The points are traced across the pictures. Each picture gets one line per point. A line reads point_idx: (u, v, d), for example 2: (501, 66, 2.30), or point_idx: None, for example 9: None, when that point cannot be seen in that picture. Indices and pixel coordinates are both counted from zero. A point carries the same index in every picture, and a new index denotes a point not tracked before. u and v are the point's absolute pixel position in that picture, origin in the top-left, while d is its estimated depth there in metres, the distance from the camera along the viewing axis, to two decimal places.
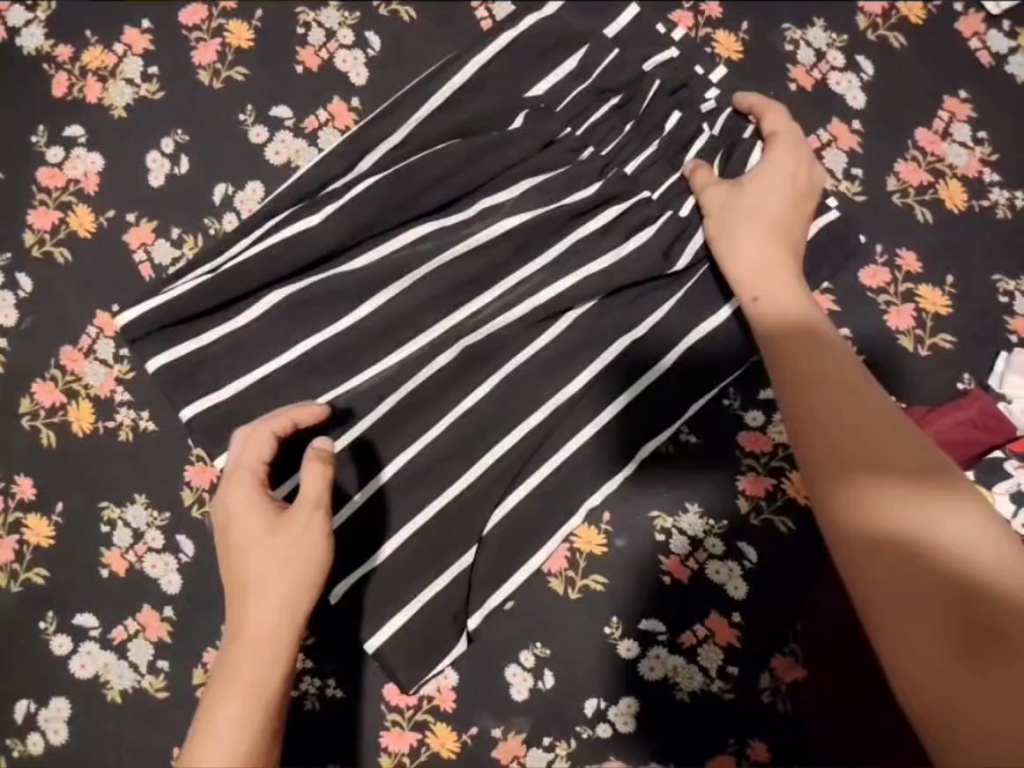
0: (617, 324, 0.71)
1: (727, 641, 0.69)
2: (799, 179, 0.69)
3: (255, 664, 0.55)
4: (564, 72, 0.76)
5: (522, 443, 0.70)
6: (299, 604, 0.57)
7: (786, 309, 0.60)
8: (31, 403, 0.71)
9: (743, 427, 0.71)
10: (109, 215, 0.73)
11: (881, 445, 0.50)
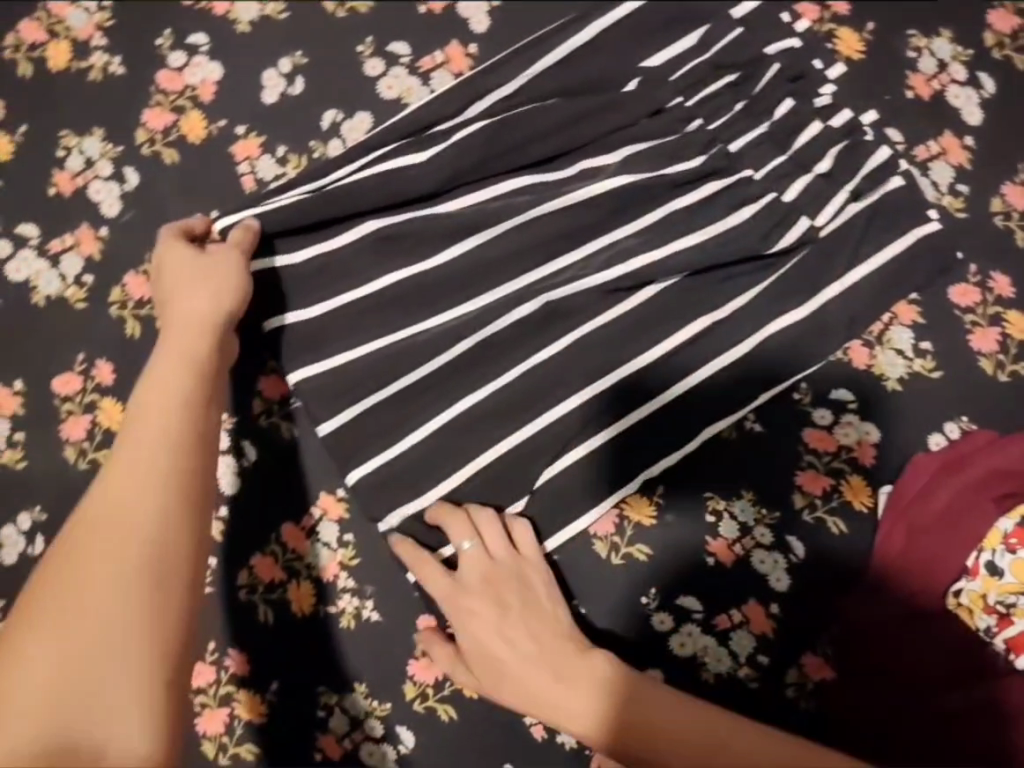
0: (700, 302, 0.71)
1: (761, 630, 0.70)
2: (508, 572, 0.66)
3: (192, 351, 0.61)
4: (684, 47, 0.77)
5: (592, 406, 0.69)
6: (222, 303, 0.65)
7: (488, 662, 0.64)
8: (122, 293, 0.73)
9: (810, 423, 0.72)
10: (220, 125, 0.74)
11: (614, 714, 0.60)
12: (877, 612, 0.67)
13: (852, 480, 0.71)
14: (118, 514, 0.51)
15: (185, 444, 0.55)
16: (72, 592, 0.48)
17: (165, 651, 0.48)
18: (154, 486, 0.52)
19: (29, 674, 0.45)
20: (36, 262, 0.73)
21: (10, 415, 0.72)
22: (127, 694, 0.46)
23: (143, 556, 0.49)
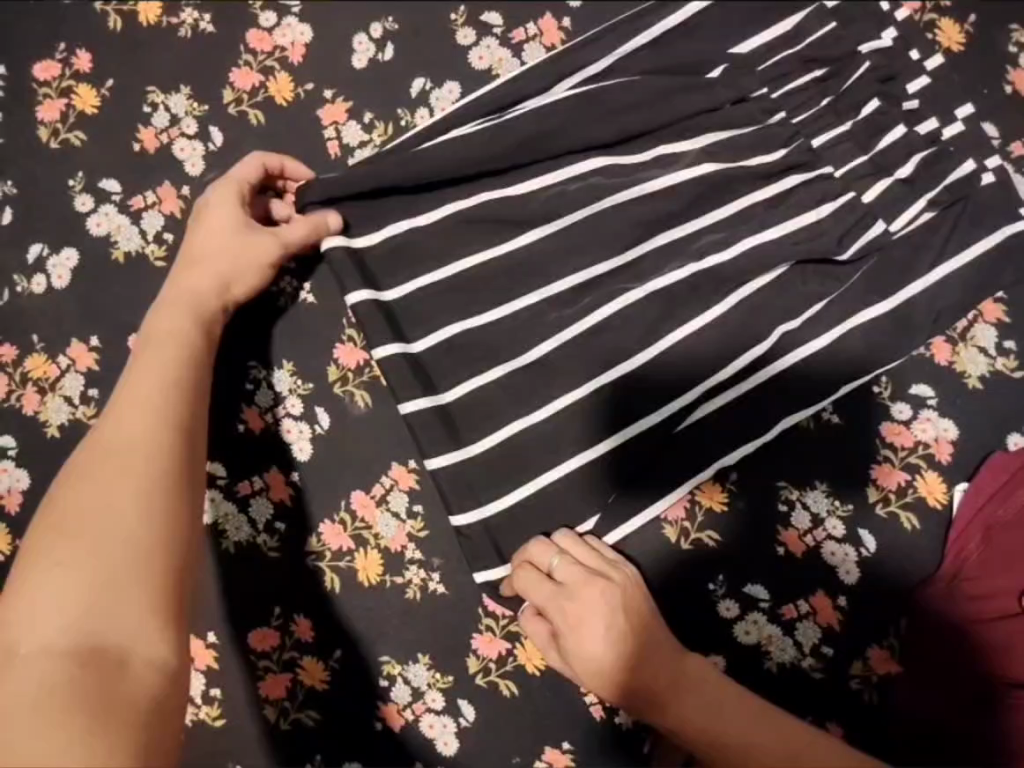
0: (786, 288, 0.70)
1: (828, 622, 0.70)
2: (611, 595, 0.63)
3: (187, 290, 0.64)
4: (774, 35, 0.76)
5: (678, 400, 0.68)
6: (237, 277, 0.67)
7: (589, 649, 0.61)
8: None
9: (888, 418, 0.71)
10: (308, 88, 0.75)
11: (678, 696, 0.59)
12: (947, 604, 0.66)
13: (928, 477, 0.71)
14: (129, 442, 0.52)
15: (189, 390, 0.57)
16: (90, 506, 0.48)
17: (177, 565, 0.48)
18: (163, 420, 0.54)
19: (53, 575, 0.45)
20: (117, 217, 0.73)
21: (85, 370, 0.72)
22: (145, 596, 0.46)
23: (156, 477, 0.50)
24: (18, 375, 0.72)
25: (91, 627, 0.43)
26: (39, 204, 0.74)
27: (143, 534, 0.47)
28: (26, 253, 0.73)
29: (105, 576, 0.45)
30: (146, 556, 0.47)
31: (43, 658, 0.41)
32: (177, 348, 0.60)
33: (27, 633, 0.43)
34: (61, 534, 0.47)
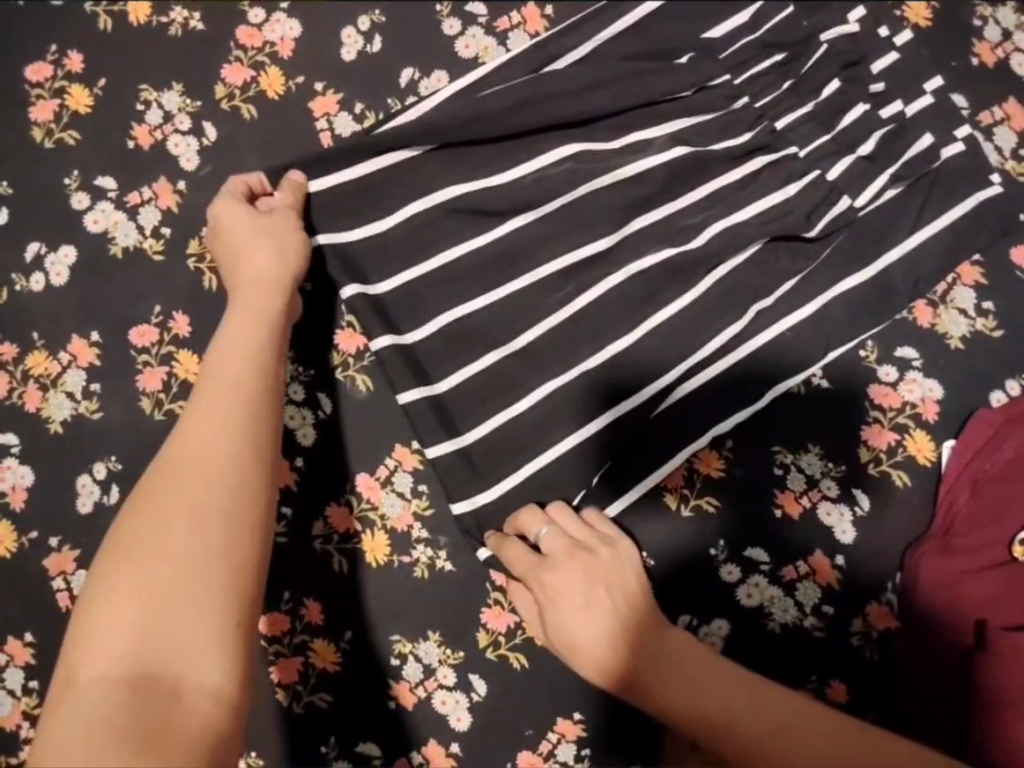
0: (770, 255, 0.73)
1: (827, 581, 0.71)
2: (594, 569, 0.64)
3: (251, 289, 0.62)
4: (734, 24, 0.78)
5: (667, 377, 0.70)
6: (285, 263, 0.64)
7: (567, 625, 0.63)
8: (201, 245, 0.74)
9: (875, 381, 0.74)
10: (298, 81, 0.76)
11: (663, 677, 0.60)
12: (939, 558, 0.68)
13: (917, 435, 0.73)
14: (201, 447, 0.49)
15: (262, 397, 0.53)
16: (153, 519, 0.46)
17: (243, 587, 0.46)
18: (239, 428, 0.51)
19: (113, 599, 0.44)
20: (114, 213, 0.74)
21: (86, 366, 0.73)
22: (205, 623, 0.44)
23: (232, 488, 0.48)
24: (19, 372, 0.73)
25: (147, 654, 0.43)
26: (36, 203, 0.74)
27: (204, 559, 0.45)
28: (23, 252, 0.74)
29: (161, 599, 0.44)
30: (208, 574, 0.45)
31: (97, 691, 0.41)
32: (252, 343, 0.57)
33: (89, 658, 0.43)
34: (121, 553, 0.45)
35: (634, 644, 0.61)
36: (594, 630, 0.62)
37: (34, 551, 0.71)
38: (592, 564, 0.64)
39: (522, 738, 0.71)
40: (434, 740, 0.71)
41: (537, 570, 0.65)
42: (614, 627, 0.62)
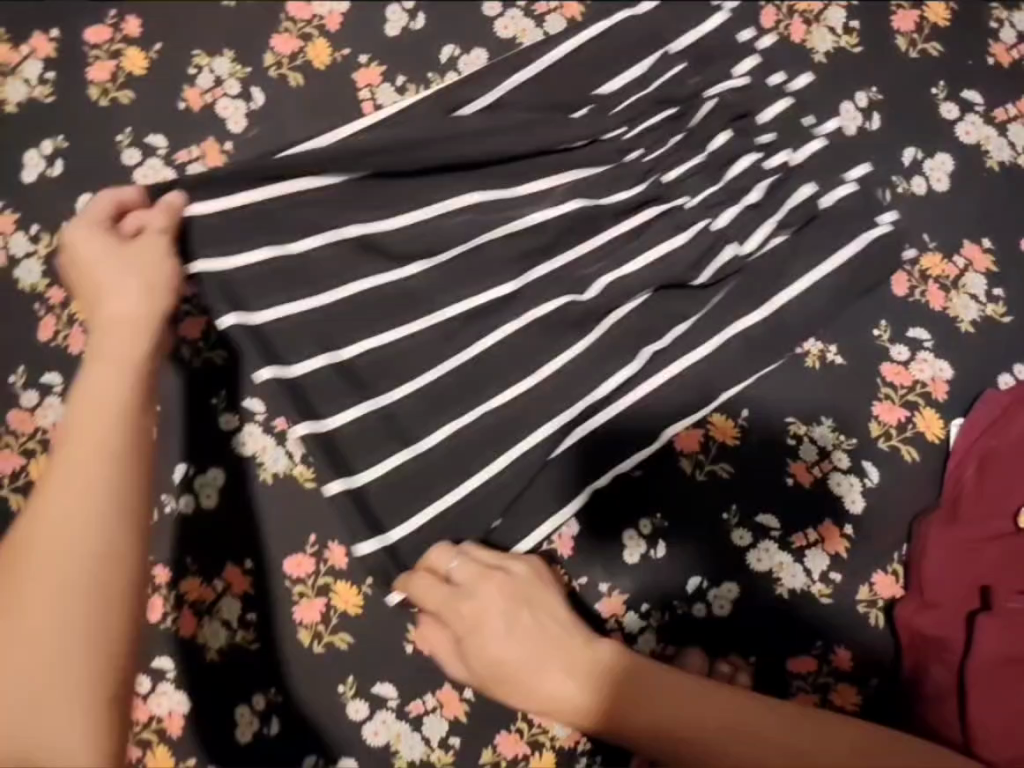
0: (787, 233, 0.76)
1: (835, 549, 0.74)
2: (509, 587, 0.64)
3: (122, 304, 0.57)
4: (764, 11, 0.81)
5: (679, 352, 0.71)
6: (155, 301, 0.58)
7: (497, 653, 0.62)
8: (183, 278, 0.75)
9: (887, 359, 0.76)
10: (344, 53, 0.80)
11: (628, 687, 0.59)
12: (947, 527, 0.70)
13: (926, 412, 0.75)
14: (56, 514, 0.49)
15: (124, 431, 0.52)
16: (15, 596, 0.48)
17: (92, 690, 0.48)
18: (102, 470, 0.50)
19: None
20: (162, 170, 0.78)
21: None
22: (72, 740, 0.47)
23: (96, 549, 0.49)
24: (64, 316, 0.75)
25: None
26: (89, 157, 0.78)
27: (78, 603, 0.48)
28: (74, 202, 0.77)
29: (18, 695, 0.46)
30: (68, 650, 0.47)
31: None
32: (120, 377, 0.54)
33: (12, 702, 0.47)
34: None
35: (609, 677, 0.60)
36: (521, 648, 0.62)
37: None
38: (519, 596, 0.64)
39: None
40: (448, 685, 0.72)
41: (450, 599, 0.64)
42: (544, 642, 0.62)
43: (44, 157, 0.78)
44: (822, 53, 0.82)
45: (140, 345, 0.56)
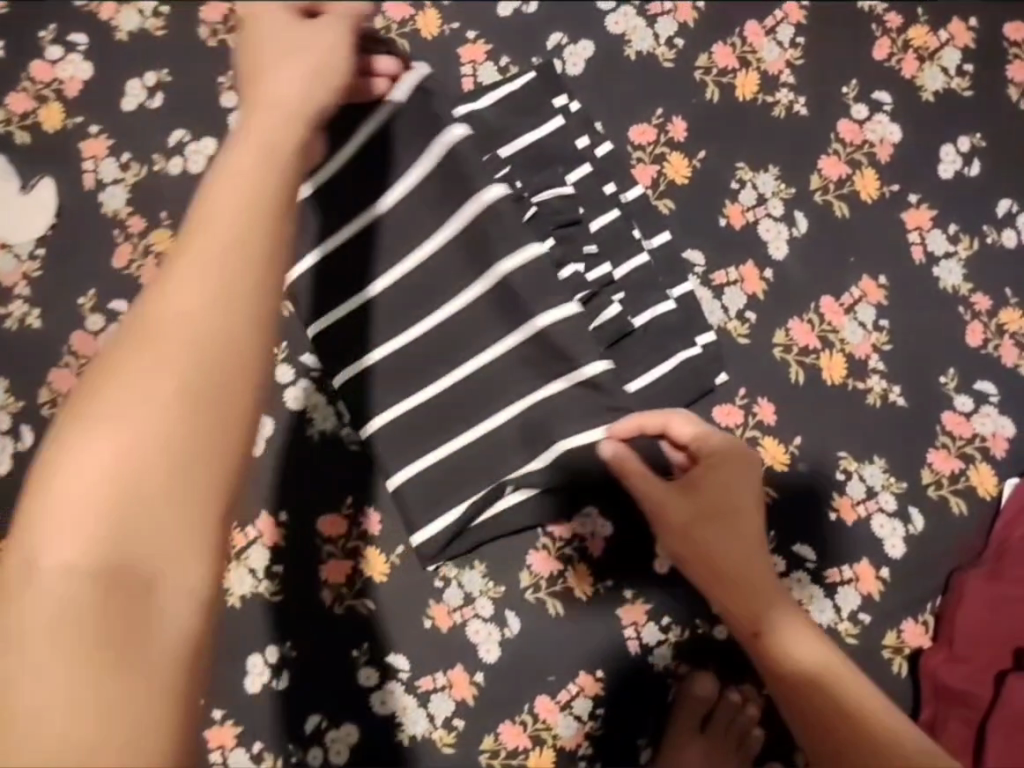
0: (859, 264, 0.76)
1: (868, 590, 0.73)
2: (716, 489, 0.63)
3: (273, 115, 0.39)
4: (874, 41, 0.79)
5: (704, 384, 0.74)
6: (321, 82, 0.42)
7: (731, 548, 0.61)
8: (51, 391, 0.75)
9: (949, 407, 0.74)
10: (453, 27, 0.80)
11: (761, 608, 0.59)
12: (988, 582, 0.69)
13: (982, 467, 0.74)
14: (166, 319, 0.33)
15: (269, 229, 0.35)
16: (55, 500, 0.32)
17: (191, 536, 0.33)
18: (218, 333, 0.34)
19: (25, 618, 0.32)
20: None
21: None
22: (50, 686, 0.31)
23: (189, 338, 0.33)
24: (143, 246, 0.78)
25: (78, 700, 0.31)
26: (187, 93, 0.79)
27: (195, 467, 0.33)
28: (169, 136, 0.79)
29: (117, 634, 0.32)
30: (142, 462, 0.32)
31: (46, 716, 0.31)
32: (296, 112, 0.40)
33: (25, 607, 0.32)
34: (93, 411, 0.33)
35: (814, 665, 0.56)
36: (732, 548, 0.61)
37: None
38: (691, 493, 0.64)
39: (545, 683, 0.74)
40: (460, 666, 0.73)
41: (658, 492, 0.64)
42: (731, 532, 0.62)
43: (146, 88, 0.79)
44: (931, 93, 0.78)
45: (303, 121, 0.39)
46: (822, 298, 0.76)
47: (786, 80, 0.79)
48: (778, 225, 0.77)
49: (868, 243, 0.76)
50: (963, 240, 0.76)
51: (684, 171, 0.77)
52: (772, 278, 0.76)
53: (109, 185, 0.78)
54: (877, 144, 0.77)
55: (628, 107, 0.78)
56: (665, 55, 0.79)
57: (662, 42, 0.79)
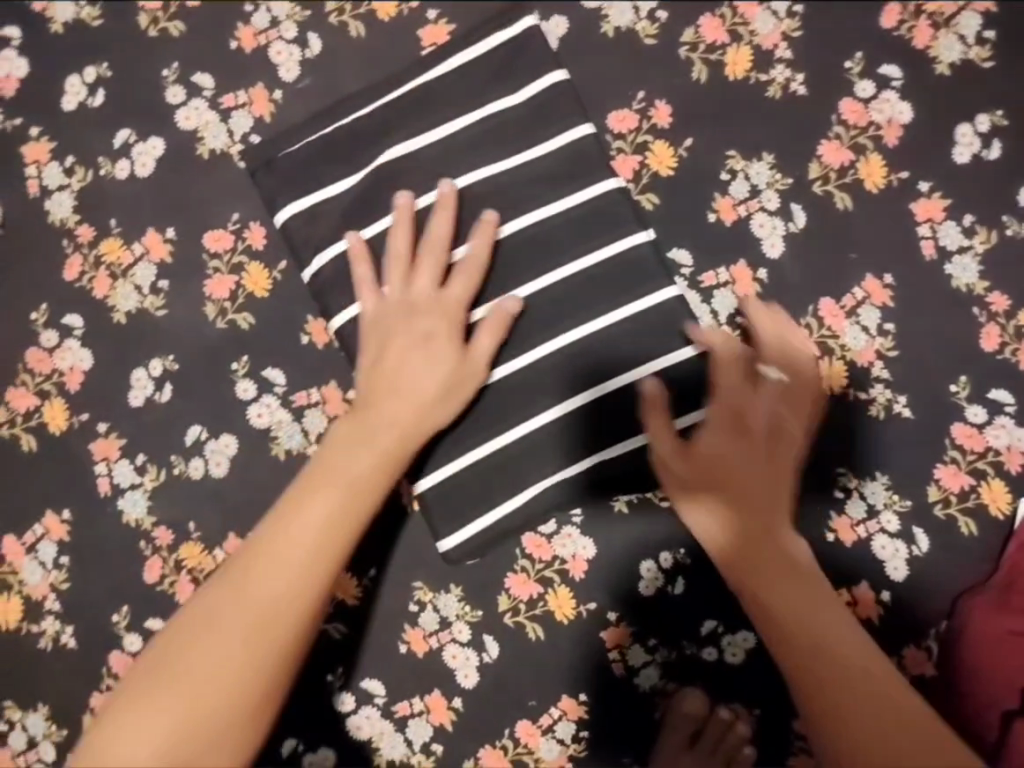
0: (862, 262, 0.69)
1: (867, 614, 0.68)
2: (757, 448, 0.62)
3: (449, 315, 0.65)
4: (882, 7, 0.70)
5: (707, 393, 0.66)
6: (465, 288, 0.65)
7: (740, 511, 0.61)
8: (9, 411, 0.73)
9: (960, 419, 0.68)
10: (412, 4, 0.73)
11: (786, 579, 0.59)
12: (996, 613, 0.65)
13: (995, 483, 0.68)
14: (377, 435, 0.62)
15: (451, 392, 0.64)
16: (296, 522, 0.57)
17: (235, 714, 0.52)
18: (336, 526, 0.57)
19: (236, 607, 0.54)
20: (206, 113, 0.73)
21: (158, 261, 0.73)
22: (235, 638, 0.53)
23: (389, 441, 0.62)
24: (92, 257, 0.73)
25: (240, 672, 0.53)
26: (131, 88, 0.73)
27: (289, 625, 0.54)
28: (112, 137, 0.73)
29: (277, 628, 0.54)
30: (336, 526, 0.58)
31: (220, 669, 0.52)
32: (447, 316, 0.65)
33: (258, 575, 0.55)
34: (335, 468, 0.60)
35: (809, 623, 0.57)
36: (744, 501, 0.61)
37: (83, 433, 0.73)
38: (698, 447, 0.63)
39: (525, 708, 0.71)
40: (438, 691, 0.71)
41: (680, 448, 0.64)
42: (746, 491, 0.62)
43: (86, 85, 0.73)
44: (946, 66, 0.69)
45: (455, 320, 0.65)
46: (822, 300, 0.69)
47: (783, 55, 0.70)
48: (773, 220, 0.70)
49: (872, 239, 0.69)
50: (980, 233, 0.69)
51: (669, 162, 0.71)
52: (766, 280, 0.70)
53: (54, 191, 0.73)
54: (884, 125, 0.69)
55: (607, 91, 0.71)
56: (647, 30, 0.71)
57: (643, 14, 0.71)
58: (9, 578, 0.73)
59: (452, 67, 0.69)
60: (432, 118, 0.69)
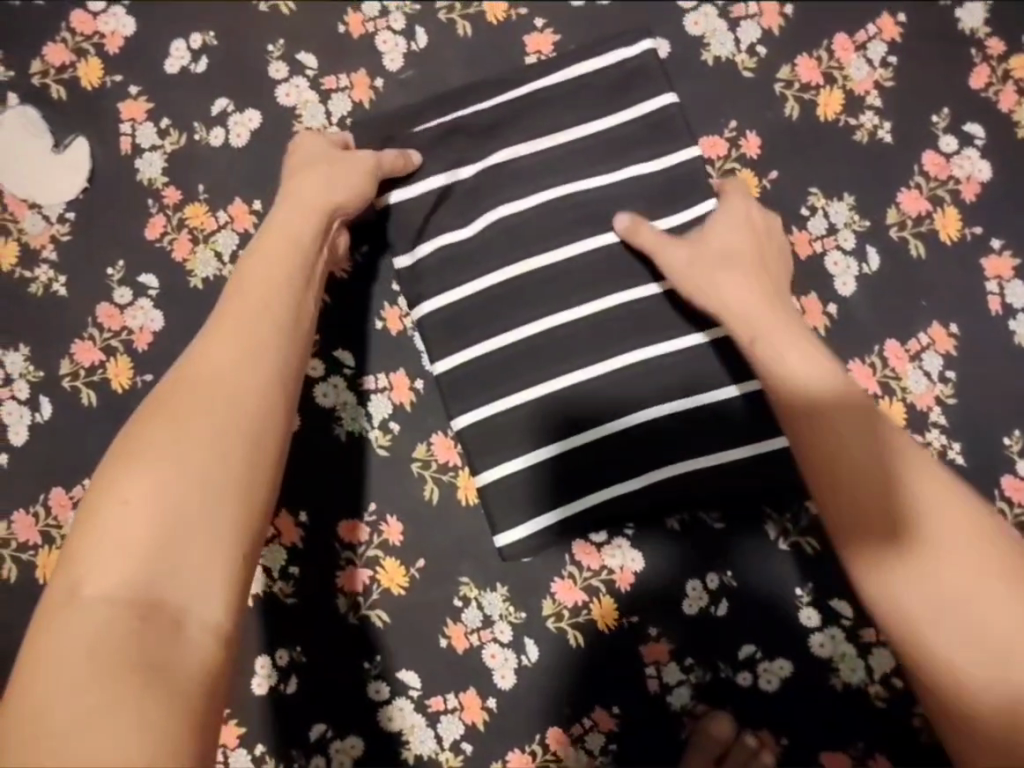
0: (928, 309, 0.71)
1: None
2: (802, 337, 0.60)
3: (277, 239, 0.61)
4: (969, 68, 0.73)
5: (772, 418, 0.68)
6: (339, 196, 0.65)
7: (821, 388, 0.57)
8: (72, 363, 0.73)
9: (1011, 472, 0.70)
10: (521, 13, 0.75)
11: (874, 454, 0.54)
12: None
13: None
14: (257, 301, 0.56)
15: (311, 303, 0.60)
16: (203, 378, 0.51)
17: (215, 557, 0.46)
18: (259, 378, 0.53)
19: (159, 451, 0.48)
20: (306, 92, 0.74)
21: (241, 230, 0.73)
22: (164, 473, 0.47)
23: (289, 318, 0.57)
24: (177, 219, 0.74)
25: (178, 502, 0.46)
26: (234, 59, 0.75)
27: (228, 455, 0.49)
28: (211, 105, 0.74)
29: (213, 454, 0.48)
30: (263, 374, 0.53)
31: (154, 502, 0.46)
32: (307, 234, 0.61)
33: (172, 428, 0.49)
34: (224, 330, 0.54)
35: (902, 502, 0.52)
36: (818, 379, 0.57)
37: (144, 392, 0.72)
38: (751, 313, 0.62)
39: (558, 715, 0.71)
40: (473, 689, 0.71)
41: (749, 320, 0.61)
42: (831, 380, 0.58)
43: (191, 51, 0.75)
44: None
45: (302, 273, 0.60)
46: (887, 341, 0.71)
47: (873, 102, 0.73)
48: (848, 259, 0.72)
49: (941, 288, 0.71)
50: None
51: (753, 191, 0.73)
52: (836, 315, 0.72)
53: (146, 151, 0.74)
54: (963, 181, 0.72)
55: (700, 119, 0.74)
56: (745, 63, 0.74)
57: (743, 48, 0.74)
58: (53, 530, 0.71)
59: (554, 77, 0.72)
60: (534, 126, 0.71)
